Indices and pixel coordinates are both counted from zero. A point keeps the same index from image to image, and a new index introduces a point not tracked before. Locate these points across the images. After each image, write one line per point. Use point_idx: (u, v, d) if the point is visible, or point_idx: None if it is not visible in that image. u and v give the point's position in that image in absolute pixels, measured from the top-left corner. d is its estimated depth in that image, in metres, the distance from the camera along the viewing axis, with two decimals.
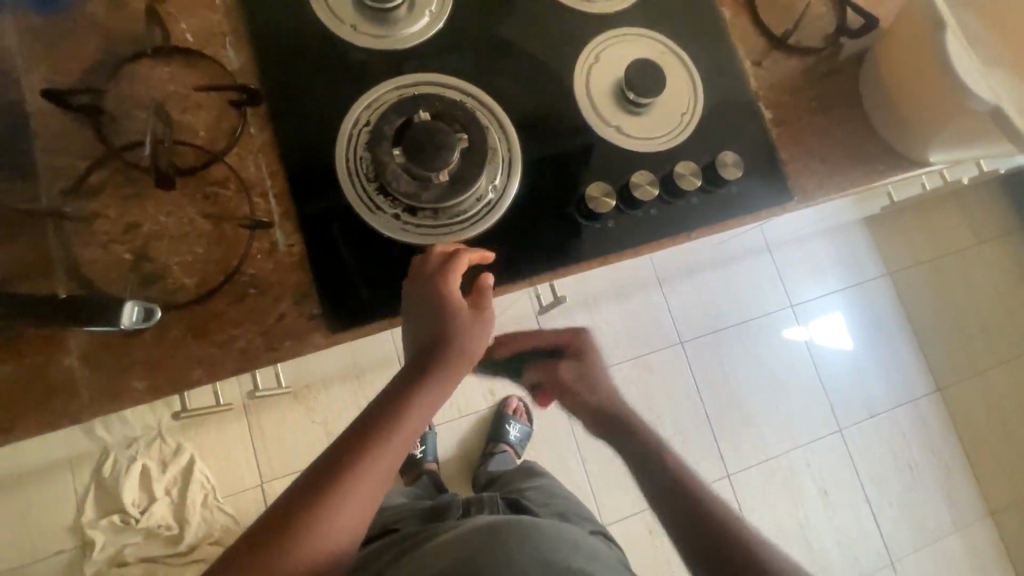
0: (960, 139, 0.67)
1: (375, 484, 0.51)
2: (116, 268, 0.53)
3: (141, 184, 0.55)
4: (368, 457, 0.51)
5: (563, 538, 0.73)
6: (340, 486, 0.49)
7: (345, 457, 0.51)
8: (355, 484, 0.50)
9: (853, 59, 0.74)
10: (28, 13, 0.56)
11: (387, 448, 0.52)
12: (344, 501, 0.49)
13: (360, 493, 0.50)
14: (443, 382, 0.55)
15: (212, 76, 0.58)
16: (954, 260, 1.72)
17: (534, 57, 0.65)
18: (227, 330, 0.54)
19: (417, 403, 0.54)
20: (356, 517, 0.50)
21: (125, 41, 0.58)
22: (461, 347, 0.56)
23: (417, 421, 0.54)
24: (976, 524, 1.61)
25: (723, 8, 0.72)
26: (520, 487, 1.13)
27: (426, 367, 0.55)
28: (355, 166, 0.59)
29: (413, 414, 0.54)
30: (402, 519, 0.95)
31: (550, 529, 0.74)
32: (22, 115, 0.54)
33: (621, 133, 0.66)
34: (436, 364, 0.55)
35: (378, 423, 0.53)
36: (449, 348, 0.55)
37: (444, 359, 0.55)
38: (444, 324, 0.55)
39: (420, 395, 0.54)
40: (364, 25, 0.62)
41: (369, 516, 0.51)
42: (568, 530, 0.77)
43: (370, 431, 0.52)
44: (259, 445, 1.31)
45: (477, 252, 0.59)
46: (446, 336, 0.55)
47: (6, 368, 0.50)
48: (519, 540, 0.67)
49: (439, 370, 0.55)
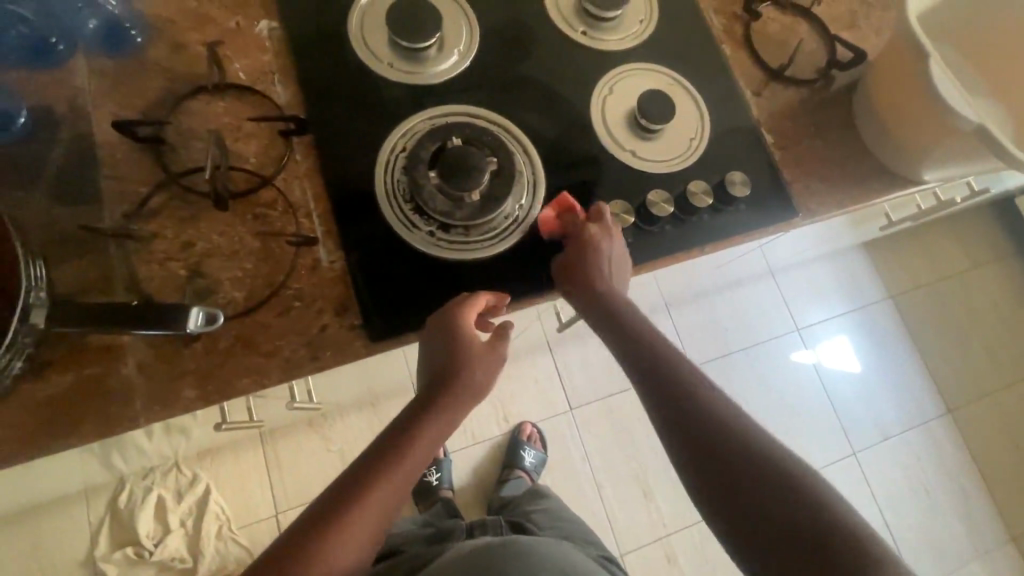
0: (950, 159, 0.72)
1: (386, 508, 0.52)
2: (172, 284, 0.57)
3: (196, 206, 0.60)
4: (382, 476, 0.53)
5: (569, 561, 0.74)
6: (355, 504, 0.51)
7: (358, 483, 0.52)
8: (366, 506, 0.51)
9: (845, 89, 0.80)
10: (99, 57, 0.62)
11: (401, 468, 0.53)
12: (359, 518, 0.50)
13: (372, 510, 0.51)
14: (455, 408, 0.58)
15: (262, 109, 0.64)
16: (951, 283, 1.78)
17: (554, 91, 0.71)
18: (273, 341, 0.58)
19: (427, 431, 0.56)
20: (370, 536, 0.51)
21: (184, 80, 0.63)
22: (473, 376, 0.59)
23: (428, 448, 0.56)
24: (999, 550, 1.58)
25: (723, 45, 0.79)
26: (526, 509, 1.14)
27: (437, 396, 0.58)
28: (393, 189, 0.63)
29: (427, 436, 0.56)
30: (407, 541, 0.95)
31: (546, 550, 0.74)
32: (91, 146, 0.59)
33: (635, 157, 0.71)
34: (447, 393, 0.58)
35: (391, 450, 0.54)
36: (461, 374, 0.58)
37: (456, 389, 0.58)
38: (457, 358, 0.58)
39: (431, 419, 0.56)
40: (398, 62, 0.68)
41: (381, 535, 0.52)
42: (569, 551, 0.77)
43: (385, 451, 0.54)
44: (274, 475, 1.30)
45: (495, 294, 0.62)
46: (459, 368, 0.58)
47: (65, 376, 0.53)
48: (515, 556, 0.69)
49: (449, 396, 0.58)
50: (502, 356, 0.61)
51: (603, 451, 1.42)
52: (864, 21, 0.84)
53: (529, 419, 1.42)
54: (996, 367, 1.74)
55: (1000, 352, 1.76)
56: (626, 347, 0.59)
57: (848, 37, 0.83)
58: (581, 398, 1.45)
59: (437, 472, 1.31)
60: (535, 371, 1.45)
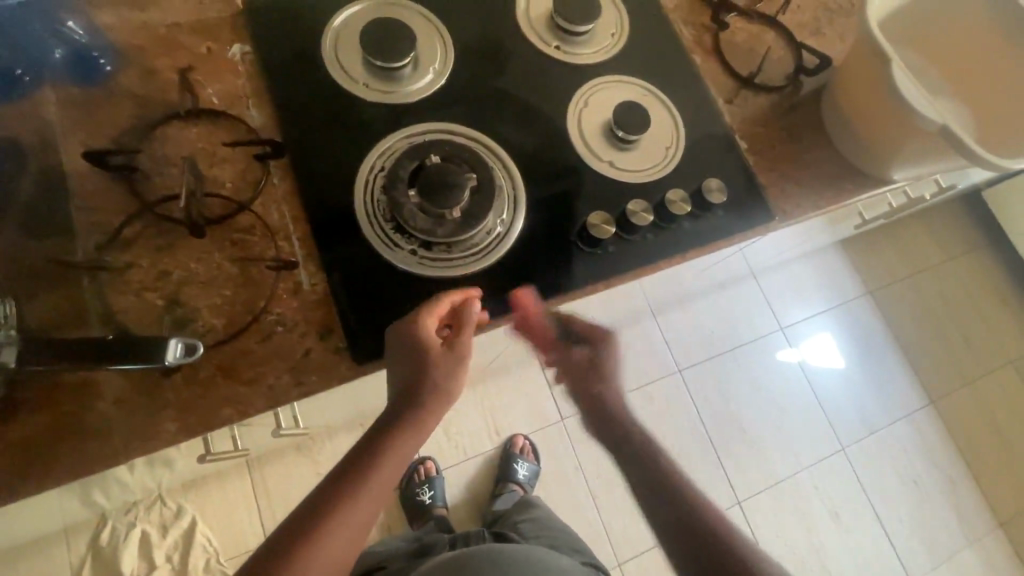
0: (916, 160, 0.74)
1: (362, 522, 0.51)
2: (149, 315, 0.56)
3: (171, 234, 0.59)
4: (357, 488, 0.51)
5: (538, 550, 0.92)
6: (324, 522, 0.49)
7: (330, 498, 0.51)
8: (337, 523, 0.50)
9: (813, 93, 0.82)
10: (67, 86, 0.61)
11: (375, 477, 0.52)
12: (332, 534, 0.49)
13: (345, 526, 0.50)
14: (424, 417, 0.56)
15: (238, 133, 0.64)
16: (927, 276, 1.83)
17: (531, 105, 0.72)
18: (255, 368, 0.57)
19: (398, 441, 0.54)
20: (341, 557, 0.49)
21: (156, 107, 0.63)
22: (434, 382, 0.56)
23: (402, 457, 0.54)
24: (989, 536, 1.60)
25: (694, 55, 0.80)
26: (514, 520, 1.19)
27: (406, 405, 0.55)
28: (373, 209, 0.63)
29: (393, 449, 0.54)
30: (392, 557, 1.05)
31: (517, 551, 0.89)
32: (61, 176, 0.58)
33: (615, 167, 0.72)
34: (415, 401, 0.55)
35: (364, 462, 0.53)
36: (427, 381, 0.56)
37: (421, 397, 0.56)
38: (420, 369, 0.56)
39: (403, 429, 0.54)
40: (374, 82, 0.68)
41: (359, 547, 0.51)
42: (544, 553, 0.92)
43: (357, 465, 0.53)
44: (263, 503, 1.27)
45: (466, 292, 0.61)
46: (425, 375, 0.56)
47: (38, 418, 0.51)
48: (485, 548, 0.89)
49: (418, 405, 0.55)
50: (464, 359, 0.59)
51: (596, 460, 1.42)
52: (828, 27, 0.86)
53: (520, 431, 1.41)
54: (974, 355, 1.78)
55: (976, 341, 1.80)
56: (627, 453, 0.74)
57: (814, 43, 0.85)
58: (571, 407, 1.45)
59: (430, 490, 1.29)
60: (525, 383, 1.43)
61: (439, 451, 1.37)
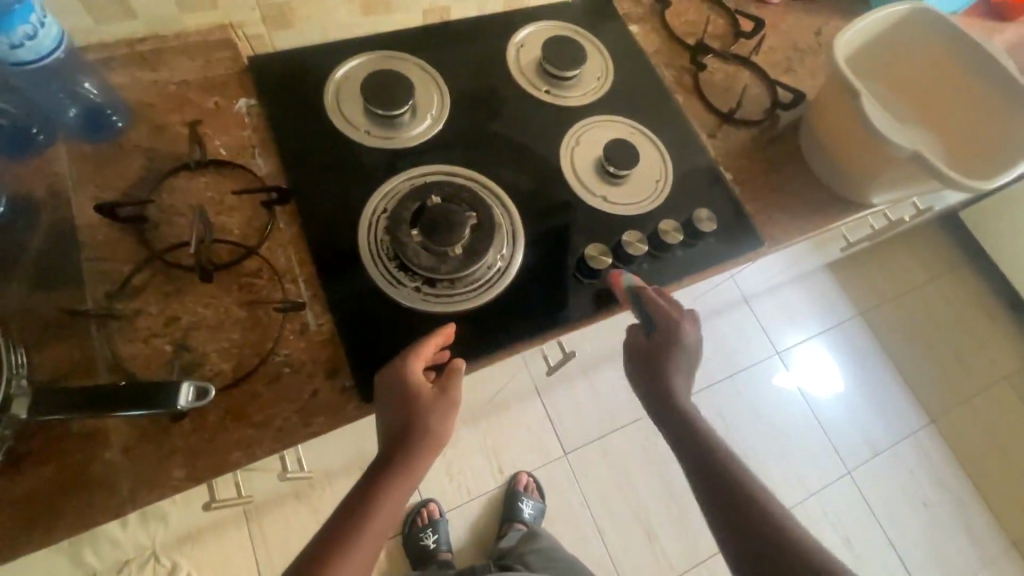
0: (893, 183, 0.78)
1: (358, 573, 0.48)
2: (158, 360, 0.57)
3: (181, 281, 0.60)
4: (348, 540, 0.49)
5: None
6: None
7: (322, 552, 0.48)
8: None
9: (790, 127, 0.87)
10: (79, 141, 0.63)
11: (367, 525, 0.50)
12: None
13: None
14: (414, 461, 0.54)
15: (245, 181, 0.66)
16: (914, 295, 1.87)
17: (525, 145, 0.75)
18: (264, 410, 0.57)
19: (390, 488, 0.52)
20: None
21: (167, 159, 0.65)
22: (423, 425, 0.55)
23: (393, 505, 0.52)
24: (1003, 557, 1.58)
25: (676, 94, 0.85)
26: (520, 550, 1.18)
27: (396, 450, 0.54)
28: (377, 249, 0.65)
29: (385, 495, 0.52)
30: None
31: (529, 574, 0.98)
32: (73, 228, 0.60)
33: (609, 201, 0.75)
34: (406, 444, 0.54)
35: (354, 513, 0.51)
36: (416, 422, 0.55)
37: (409, 439, 0.54)
38: (408, 413, 0.55)
39: (393, 474, 0.53)
40: (375, 129, 0.71)
41: None
42: None
43: (348, 514, 0.51)
44: (261, 552, 1.22)
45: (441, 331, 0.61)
46: (413, 418, 0.55)
47: (44, 471, 0.51)
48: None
49: (408, 448, 0.54)
50: (453, 399, 0.57)
51: (603, 496, 1.39)
52: (799, 66, 0.92)
53: (525, 468, 1.38)
54: (968, 373, 1.80)
55: (970, 359, 1.83)
56: (659, 397, 0.63)
57: (787, 80, 0.90)
58: (574, 441, 1.43)
59: (434, 534, 1.26)
60: (527, 419, 1.42)
61: (442, 492, 1.34)
